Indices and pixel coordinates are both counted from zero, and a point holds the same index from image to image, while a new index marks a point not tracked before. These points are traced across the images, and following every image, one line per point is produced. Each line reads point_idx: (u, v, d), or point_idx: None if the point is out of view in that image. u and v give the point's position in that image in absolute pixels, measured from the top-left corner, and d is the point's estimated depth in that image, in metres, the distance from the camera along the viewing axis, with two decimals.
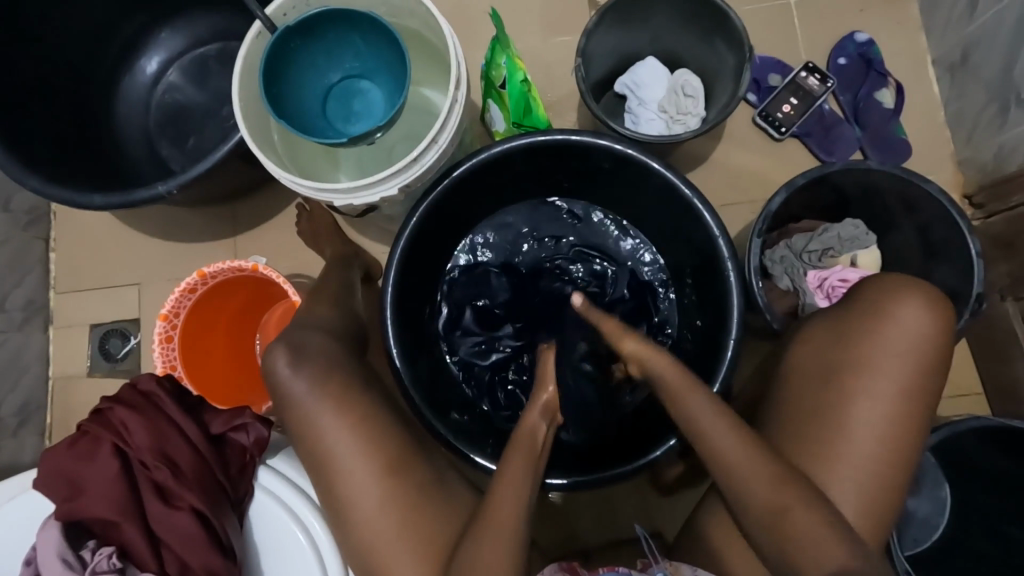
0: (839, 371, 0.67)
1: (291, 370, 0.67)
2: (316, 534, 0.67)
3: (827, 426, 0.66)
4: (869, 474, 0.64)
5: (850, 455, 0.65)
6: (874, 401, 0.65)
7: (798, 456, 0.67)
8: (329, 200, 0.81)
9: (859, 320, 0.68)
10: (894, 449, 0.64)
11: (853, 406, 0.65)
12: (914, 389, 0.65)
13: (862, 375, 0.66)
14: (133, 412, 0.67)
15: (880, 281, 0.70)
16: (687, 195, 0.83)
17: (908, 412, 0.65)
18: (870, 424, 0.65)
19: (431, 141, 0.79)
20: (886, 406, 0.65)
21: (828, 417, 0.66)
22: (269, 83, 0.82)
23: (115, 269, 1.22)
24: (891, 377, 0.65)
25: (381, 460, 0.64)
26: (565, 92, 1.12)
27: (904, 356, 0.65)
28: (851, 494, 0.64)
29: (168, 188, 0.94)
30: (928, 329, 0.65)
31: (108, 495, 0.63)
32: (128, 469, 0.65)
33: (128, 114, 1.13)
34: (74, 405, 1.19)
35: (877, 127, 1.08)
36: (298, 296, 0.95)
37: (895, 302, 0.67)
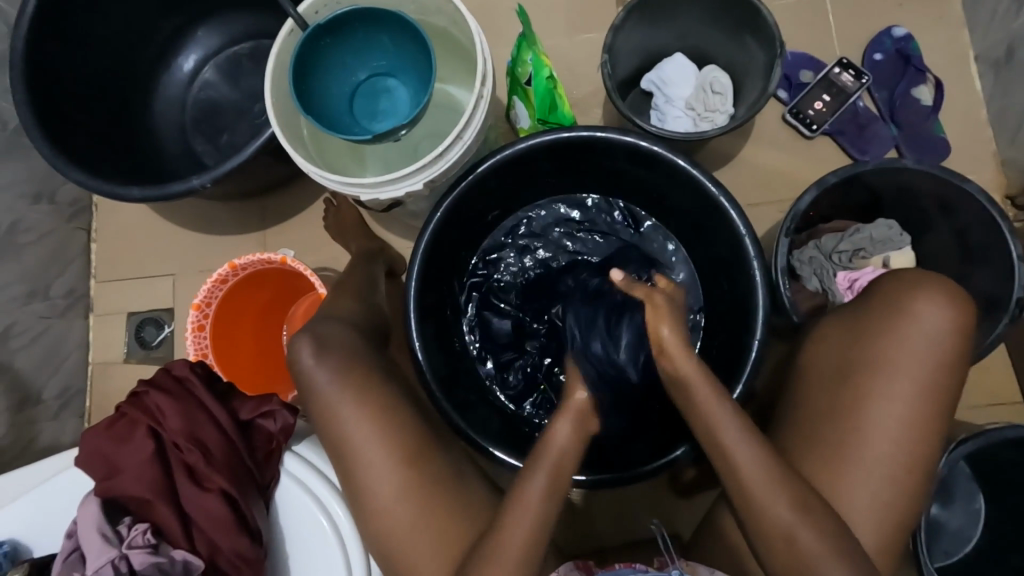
0: (859, 371, 0.65)
1: (313, 361, 0.67)
2: (338, 521, 0.69)
3: (847, 426, 0.64)
4: (889, 475, 0.63)
5: (868, 455, 0.63)
6: (892, 401, 0.63)
7: (815, 456, 0.65)
8: (356, 195, 0.83)
9: (879, 318, 0.66)
10: (914, 449, 0.63)
11: (868, 404, 0.64)
12: (936, 387, 0.63)
13: (882, 375, 0.64)
14: (167, 395, 0.70)
15: (897, 276, 0.68)
16: (714, 194, 0.82)
17: (931, 413, 0.63)
18: (888, 423, 0.63)
19: (456, 136, 0.80)
20: (904, 405, 0.63)
21: (845, 416, 0.65)
22: (299, 81, 0.84)
23: (151, 260, 1.27)
24: (908, 375, 0.64)
25: (399, 449, 0.65)
26: (591, 89, 1.12)
27: (923, 354, 0.64)
28: (869, 495, 0.63)
29: (202, 181, 0.97)
30: (951, 326, 0.63)
31: (143, 474, 0.66)
32: (162, 450, 0.68)
33: (166, 110, 1.17)
34: (111, 390, 1.24)
35: (913, 125, 1.05)
36: (323, 289, 0.97)
37: (913, 298, 0.65)
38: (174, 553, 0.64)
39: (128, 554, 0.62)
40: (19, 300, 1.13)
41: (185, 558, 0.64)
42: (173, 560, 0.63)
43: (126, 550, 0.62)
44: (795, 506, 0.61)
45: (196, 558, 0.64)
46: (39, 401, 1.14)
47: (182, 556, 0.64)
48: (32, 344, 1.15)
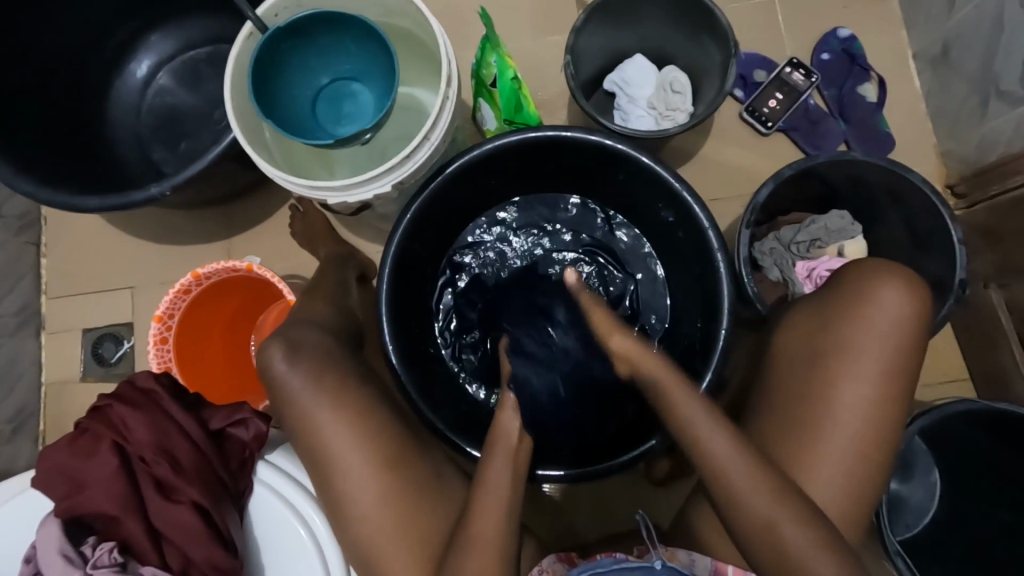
0: (826, 356, 0.68)
1: (287, 367, 0.66)
2: (316, 530, 0.67)
3: (819, 410, 0.67)
4: (854, 451, 0.66)
5: (834, 432, 0.66)
6: (857, 381, 0.66)
7: (784, 436, 0.68)
8: (323, 198, 0.82)
9: (846, 305, 0.68)
10: (877, 426, 0.66)
11: (835, 385, 0.66)
12: (898, 369, 0.67)
13: (849, 359, 0.67)
14: (132, 408, 0.67)
15: (860, 265, 0.71)
16: (677, 189, 0.85)
17: (894, 392, 0.66)
18: (854, 403, 0.66)
19: (423, 137, 0.80)
20: (867, 385, 0.66)
21: (811, 397, 0.67)
22: (260, 84, 0.82)
23: (108, 273, 1.22)
24: (872, 357, 0.66)
25: (376, 451, 0.64)
26: (555, 91, 1.14)
27: (884, 337, 0.66)
28: (835, 470, 0.65)
29: (161, 189, 0.94)
30: (911, 310, 0.67)
31: (108, 490, 0.63)
32: (128, 465, 0.65)
33: (120, 118, 1.13)
34: (68, 410, 1.19)
35: (861, 120, 1.10)
36: (293, 295, 0.95)
37: (874, 284, 0.68)
38: (144, 571, 0.61)
39: (95, 574, 0.59)
40: None
41: (155, 574, 0.61)
42: None
43: (91, 571, 0.59)
44: (769, 482, 0.63)
45: (168, 574, 0.62)
46: None
47: (153, 573, 0.61)
48: None
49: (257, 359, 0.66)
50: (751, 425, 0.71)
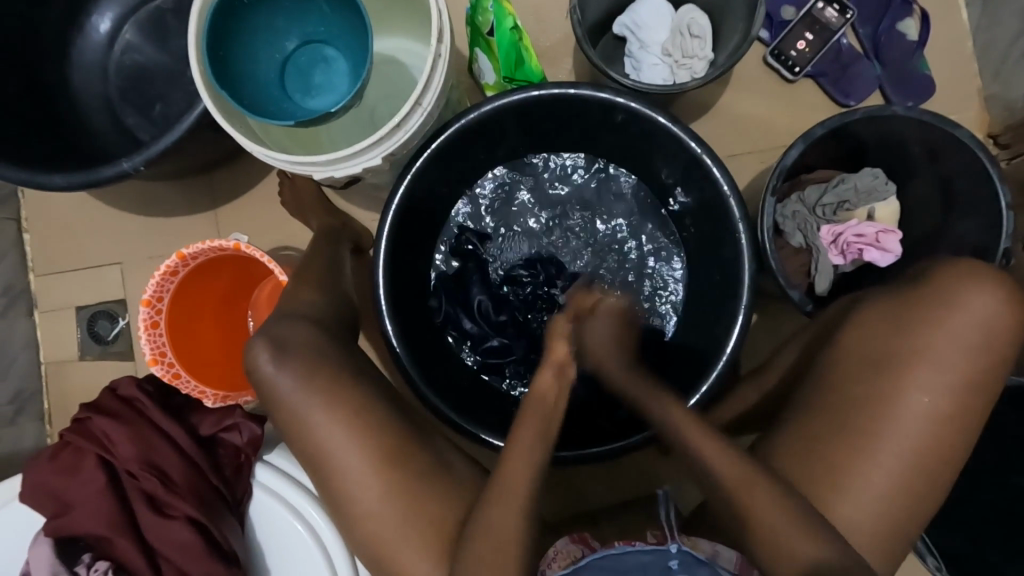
0: (897, 361, 0.63)
1: (274, 369, 0.59)
2: (315, 524, 0.66)
3: (880, 417, 0.62)
4: (908, 461, 0.61)
5: (892, 441, 0.61)
6: (930, 394, 0.61)
7: (831, 435, 0.63)
8: (308, 173, 0.74)
9: (923, 306, 0.63)
10: (938, 440, 0.61)
11: (904, 391, 0.62)
12: (975, 385, 0.62)
13: (920, 367, 0.62)
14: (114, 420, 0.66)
15: (943, 266, 0.65)
16: (696, 153, 0.77)
17: (966, 409, 0.62)
18: (920, 413, 0.61)
19: (415, 102, 0.71)
20: (941, 399, 0.61)
21: (871, 398, 0.63)
22: (219, 47, 0.73)
23: (95, 249, 1.18)
24: (951, 370, 0.61)
25: (379, 457, 0.58)
26: (559, 37, 1.03)
27: (965, 346, 0.61)
28: (887, 478, 0.61)
29: (134, 164, 0.87)
30: (998, 321, 0.61)
31: (97, 511, 0.63)
32: (117, 481, 0.65)
33: (87, 80, 1.04)
34: (70, 388, 1.18)
35: (897, 62, 1.00)
36: (285, 275, 0.91)
37: (961, 288, 0.62)
38: None
39: None
40: None
41: None
42: None
43: None
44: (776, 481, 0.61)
45: None
46: None
47: None
48: None
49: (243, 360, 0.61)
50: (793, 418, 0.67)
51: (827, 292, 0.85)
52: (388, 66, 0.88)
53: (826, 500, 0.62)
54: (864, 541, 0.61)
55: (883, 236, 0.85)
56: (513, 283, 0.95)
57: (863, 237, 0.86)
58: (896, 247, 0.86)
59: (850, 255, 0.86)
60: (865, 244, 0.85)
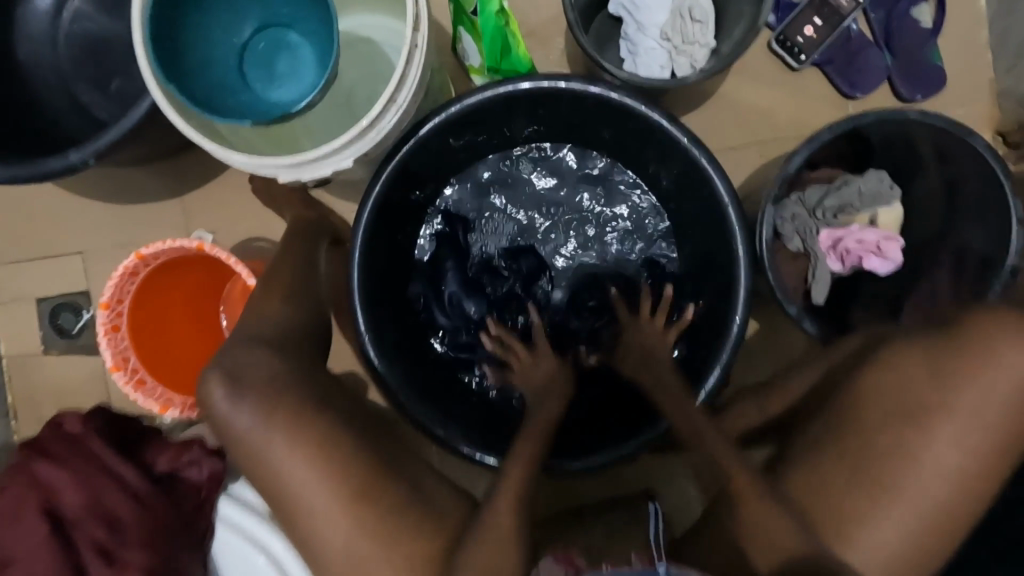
0: (922, 414, 0.59)
1: (228, 403, 0.54)
2: (277, 555, 0.74)
3: (896, 471, 0.59)
4: (923, 513, 0.58)
5: (907, 497, 0.58)
6: (955, 453, 0.58)
7: (843, 484, 0.61)
8: (272, 174, 0.68)
9: (958, 358, 0.58)
10: (960, 500, 0.58)
11: (924, 440, 0.59)
12: (1007, 446, 0.58)
13: (946, 423, 0.58)
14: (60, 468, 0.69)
15: (982, 310, 0.60)
16: (694, 155, 0.72)
17: (993, 471, 0.58)
18: (942, 464, 0.58)
19: (388, 100, 0.64)
20: (968, 459, 0.57)
21: (889, 445, 0.60)
22: (167, 32, 0.65)
23: (56, 236, 1.11)
24: (981, 428, 0.57)
25: (352, 493, 0.56)
26: (549, 16, 0.95)
27: (999, 406, 0.57)
28: (897, 536, 0.58)
29: (82, 157, 0.79)
30: None
31: (45, 559, 0.66)
32: (65, 526, 0.68)
33: (31, 51, 0.94)
34: (34, 383, 1.12)
35: (908, 52, 0.94)
36: (253, 279, 0.84)
37: (1004, 341, 0.57)
38: None
39: None
40: None
41: None
42: None
43: None
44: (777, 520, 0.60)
45: None
46: None
47: None
48: None
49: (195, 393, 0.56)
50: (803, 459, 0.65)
51: (823, 300, 0.83)
52: (358, 51, 0.81)
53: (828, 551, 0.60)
54: None
55: (885, 244, 0.81)
56: (500, 285, 0.91)
57: (864, 244, 0.82)
58: (897, 255, 0.82)
59: (849, 262, 0.82)
60: (866, 252, 0.82)
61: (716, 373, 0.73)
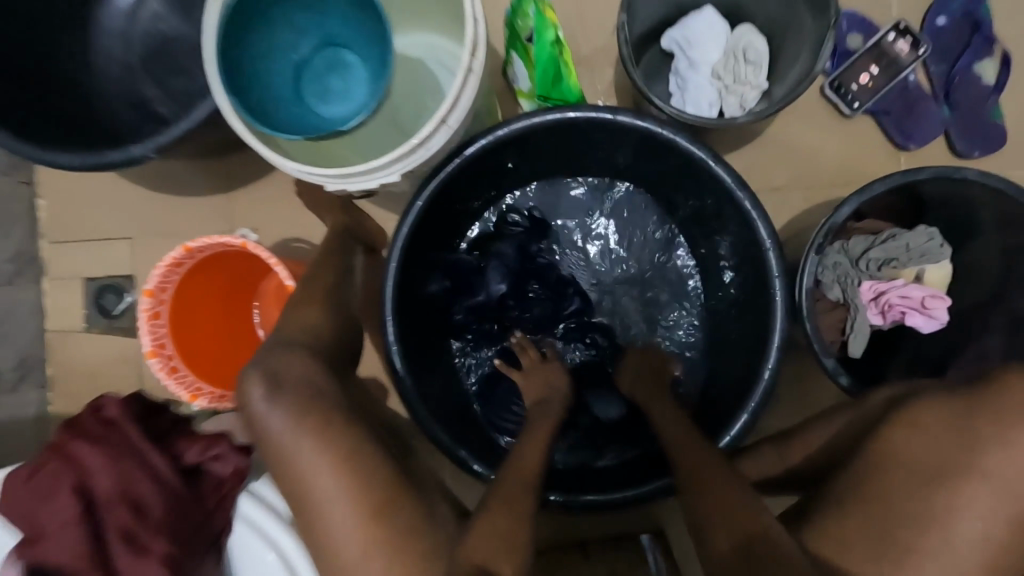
0: (947, 475, 0.51)
1: (265, 405, 0.55)
2: (292, 556, 0.58)
3: (922, 538, 0.50)
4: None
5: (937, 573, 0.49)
6: (984, 521, 0.49)
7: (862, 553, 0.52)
8: (320, 184, 0.70)
9: (984, 412, 0.52)
10: None
11: (953, 519, 0.50)
12: None
13: (976, 485, 0.50)
14: (91, 444, 0.59)
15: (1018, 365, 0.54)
16: (737, 197, 0.71)
17: None
18: (972, 544, 0.49)
19: (440, 121, 0.66)
20: (998, 529, 0.49)
21: (913, 520, 0.51)
22: (228, 44, 0.69)
23: (107, 221, 1.16)
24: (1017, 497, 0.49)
25: (371, 510, 0.54)
26: (601, 46, 0.96)
27: None
28: None
29: (144, 151, 0.83)
30: None
31: (65, 544, 0.56)
32: (91, 512, 0.58)
33: (104, 48, 1.01)
34: (72, 360, 1.16)
35: (967, 108, 0.91)
36: (291, 281, 0.87)
37: None
38: None
39: None
40: None
41: None
42: None
43: None
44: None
45: None
46: None
47: None
48: None
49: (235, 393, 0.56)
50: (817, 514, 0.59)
51: (860, 351, 0.80)
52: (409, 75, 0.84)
53: None
54: None
55: (930, 301, 0.79)
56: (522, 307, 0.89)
57: (908, 300, 0.80)
58: (943, 315, 0.80)
59: (891, 317, 0.80)
60: (908, 308, 0.80)
61: (744, 419, 0.72)
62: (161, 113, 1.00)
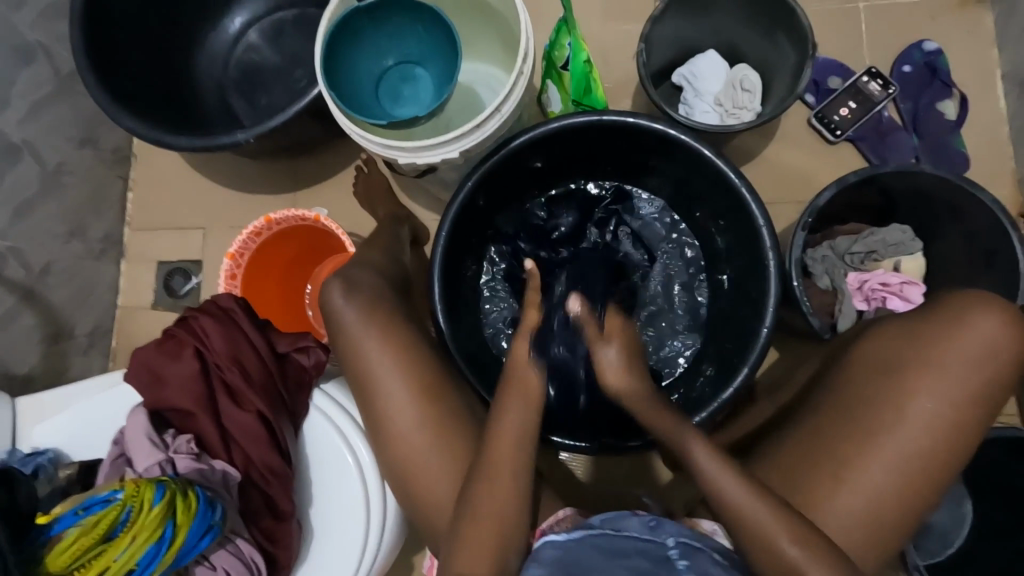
0: (904, 370, 0.67)
1: (343, 301, 0.72)
2: (362, 460, 0.72)
3: (885, 419, 0.66)
4: (914, 462, 0.65)
5: (898, 444, 0.65)
6: (934, 402, 0.65)
7: (839, 438, 0.67)
8: (394, 158, 0.87)
9: (936, 326, 0.68)
10: (939, 447, 0.65)
11: (911, 396, 0.66)
12: (977, 398, 0.65)
13: (926, 376, 0.66)
14: (213, 321, 0.74)
15: (954, 293, 0.70)
16: (735, 183, 0.85)
17: (967, 421, 0.65)
18: (923, 419, 0.65)
19: (495, 108, 0.84)
20: (944, 406, 0.65)
21: (882, 404, 0.67)
22: (331, 53, 0.89)
23: (179, 212, 1.27)
24: (957, 382, 0.65)
25: (421, 388, 0.69)
26: (622, 79, 1.15)
27: (970, 366, 0.65)
28: (885, 477, 0.65)
29: (245, 136, 1.01)
30: (1005, 342, 0.65)
31: (188, 389, 0.70)
32: (206, 371, 0.72)
33: (209, 68, 1.20)
34: (136, 334, 1.24)
35: (935, 137, 1.07)
36: (353, 248, 1.02)
37: (970, 313, 0.67)
38: (214, 462, 0.68)
39: (174, 459, 0.66)
40: (59, 237, 1.13)
41: (224, 469, 0.68)
42: (213, 468, 0.67)
43: (172, 455, 0.66)
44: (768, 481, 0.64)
45: (234, 469, 0.68)
46: (71, 336, 1.15)
47: (221, 465, 0.68)
48: (64, 278, 1.14)
49: (319, 293, 0.73)
50: (805, 421, 0.72)
51: (848, 328, 0.90)
52: (463, 85, 1.03)
53: (826, 492, 0.65)
54: (861, 531, 0.64)
55: (907, 286, 0.91)
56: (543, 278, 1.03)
57: (888, 286, 0.91)
58: (917, 299, 0.92)
59: (874, 302, 0.91)
60: (889, 293, 0.91)
61: (745, 372, 0.82)
62: (246, 124, 1.18)
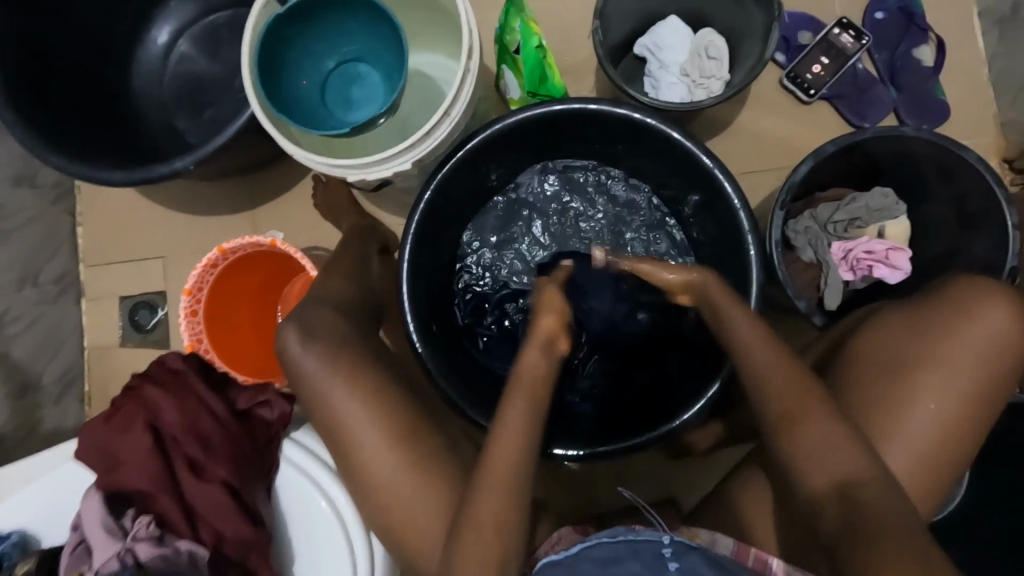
0: (907, 367, 0.65)
1: (302, 349, 0.68)
2: (336, 502, 0.70)
3: (887, 419, 0.64)
4: (918, 462, 0.64)
5: (902, 446, 0.64)
6: (938, 402, 0.63)
7: None
8: (345, 174, 0.81)
9: (939, 318, 0.65)
10: (943, 445, 0.63)
11: (916, 396, 0.64)
12: (985, 394, 0.63)
13: (932, 373, 0.64)
14: (164, 392, 0.70)
15: (955, 281, 0.67)
16: (708, 167, 0.80)
17: (974, 418, 0.64)
18: (927, 419, 0.63)
19: (444, 113, 0.78)
20: (949, 406, 0.63)
21: (884, 402, 0.65)
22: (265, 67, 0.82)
23: (134, 244, 1.20)
24: (962, 379, 0.63)
25: (399, 431, 0.66)
26: (582, 55, 1.08)
27: (976, 361, 0.63)
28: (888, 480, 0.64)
29: (185, 163, 0.93)
30: (1011, 332, 0.63)
31: (144, 469, 0.67)
32: (162, 444, 0.69)
33: (142, 86, 1.12)
34: (108, 376, 1.19)
35: (914, 87, 1.02)
36: (315, 270, 0.96)
37: (974, 302, 0.64)
38: (178, 544, 0.65)
39: (134, 547, 0.63)
40: (8, 287, 1.07)
41: (190, 549, 0.65)
42: (179, 551, 0.65)
43: (131, 543, 0.63)
44: None
45: (200, 548, 0.66)
46: (38, 387, 1.10)
47: (187, 546, 0.65)
48: (19, 329, 1.08)
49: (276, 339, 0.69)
50: None
51: (836, 305, 0.86)
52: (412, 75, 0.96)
53: None
54: None
55: (893, 253, 0.88)
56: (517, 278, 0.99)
57: (874, 254, 0.88)
58: (904, 265, 0.89)
59: (861, 272, 0.88)
60: (875, 261, 0.88)
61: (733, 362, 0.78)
62: (190, 142, 1.11)
